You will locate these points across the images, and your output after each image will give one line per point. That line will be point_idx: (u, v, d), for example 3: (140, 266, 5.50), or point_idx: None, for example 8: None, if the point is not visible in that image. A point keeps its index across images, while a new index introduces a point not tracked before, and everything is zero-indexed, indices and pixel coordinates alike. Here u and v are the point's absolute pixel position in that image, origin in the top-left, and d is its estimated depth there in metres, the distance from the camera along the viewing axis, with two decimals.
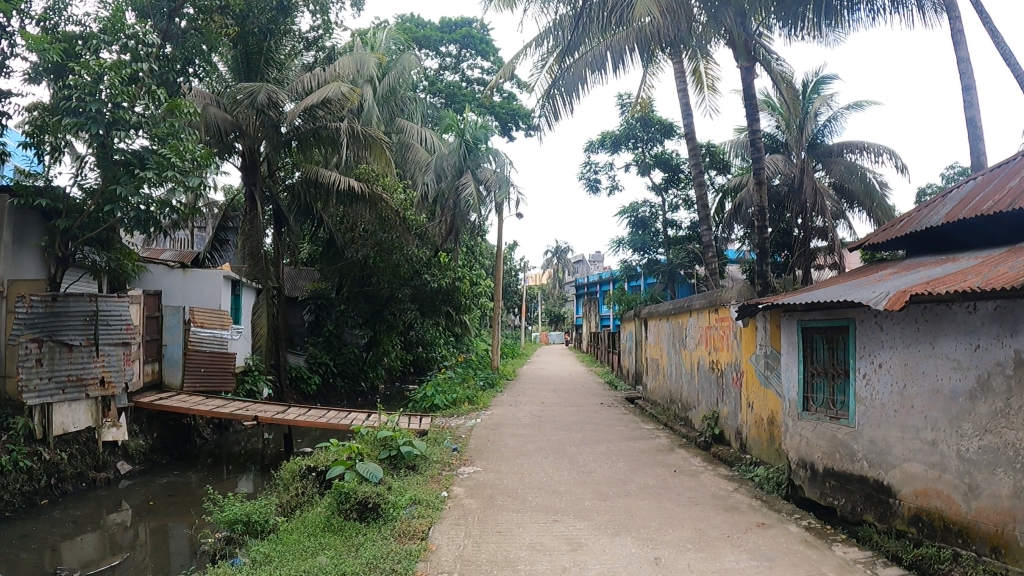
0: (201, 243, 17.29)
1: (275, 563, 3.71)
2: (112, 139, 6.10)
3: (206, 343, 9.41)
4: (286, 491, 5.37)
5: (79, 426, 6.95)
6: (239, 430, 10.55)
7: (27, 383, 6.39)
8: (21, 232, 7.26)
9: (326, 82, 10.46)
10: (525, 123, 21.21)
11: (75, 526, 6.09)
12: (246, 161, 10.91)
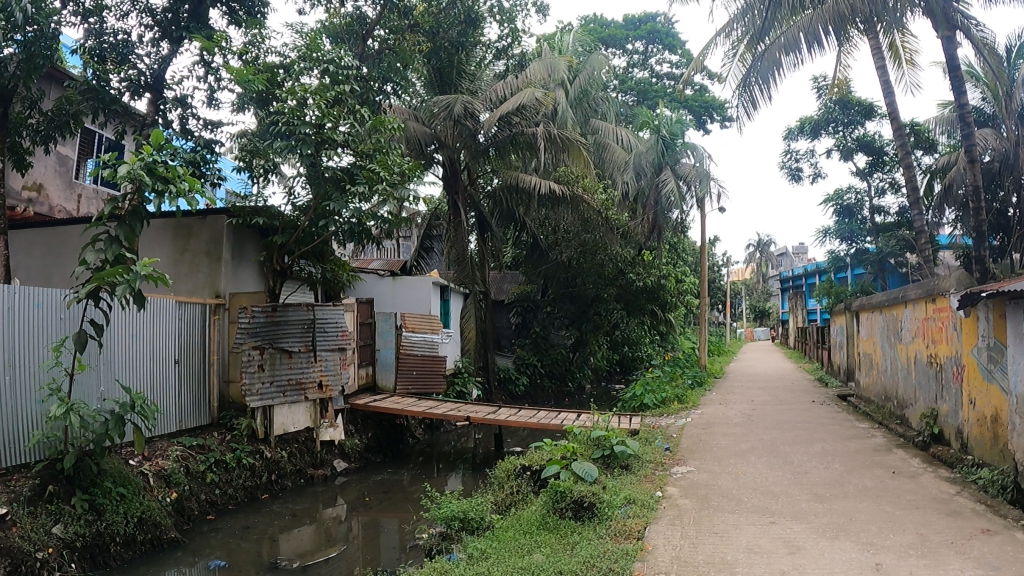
0: (409, 252, 18.11)
1: (493, 559, 3.82)
2: (322, 158, 6.50)
3: (418, 346, 9.84)
4: (500, 489, 5.52)
5: (298, 427, 7.46)
6: (450, 430, 10.96)
7: (250, 386, 6.95)
8: (241, 250, 7.90)
9: (519, 88, 10.67)
10: (720, 114, 20.73)
11: (294, 519, 6.52)
12: (448, 171, 11.37)
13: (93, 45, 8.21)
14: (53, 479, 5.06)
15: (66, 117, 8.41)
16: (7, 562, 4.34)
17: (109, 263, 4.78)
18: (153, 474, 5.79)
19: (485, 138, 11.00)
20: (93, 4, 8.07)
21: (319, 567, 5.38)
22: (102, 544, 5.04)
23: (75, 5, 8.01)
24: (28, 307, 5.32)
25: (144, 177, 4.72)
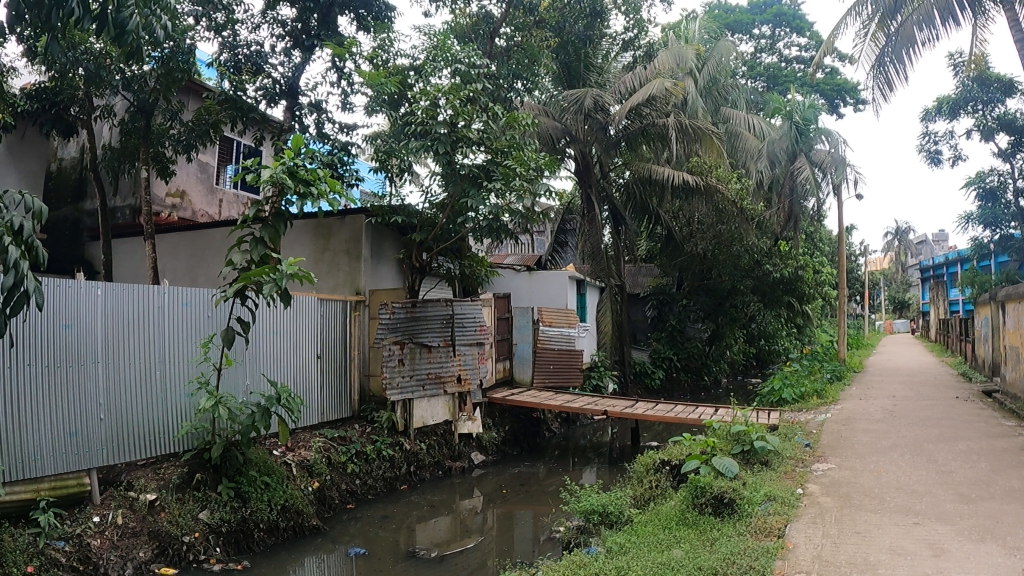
0: (543, 246, 18.29)
1: (632, 553, 3.81)
2: (458, 155, 6.63)
3: (556, 341, 9.91)
4: (640, 484, 5.51)
5: (438, 420, 7.62)
6: (586, 423, 11.01)
7: (390, 380, 7.17)
8: (379, 248, 8.11)
9: (647, 79, 10.58)
10: (853, 97, 19.93)
11: (431, 509, 6.66)
12: (580, 166, 11.41)
13: (229, 58, 8.69)
14: (201, 467, 5.42)
15: (206, 126, 8.92)
16: (154, 545, 4.76)
17: (254, 263, 5.00)
18: (295, 463, 6.04)
19: (616, 130, 10.98)
20: (225, 18, 8.44)
21: (455, 557, 5.49)
22: (247, 529, 5.29)
23: (210, 21, 8.41)
24: (178, 305, 5.65)
25: (287, 181, 4.93)
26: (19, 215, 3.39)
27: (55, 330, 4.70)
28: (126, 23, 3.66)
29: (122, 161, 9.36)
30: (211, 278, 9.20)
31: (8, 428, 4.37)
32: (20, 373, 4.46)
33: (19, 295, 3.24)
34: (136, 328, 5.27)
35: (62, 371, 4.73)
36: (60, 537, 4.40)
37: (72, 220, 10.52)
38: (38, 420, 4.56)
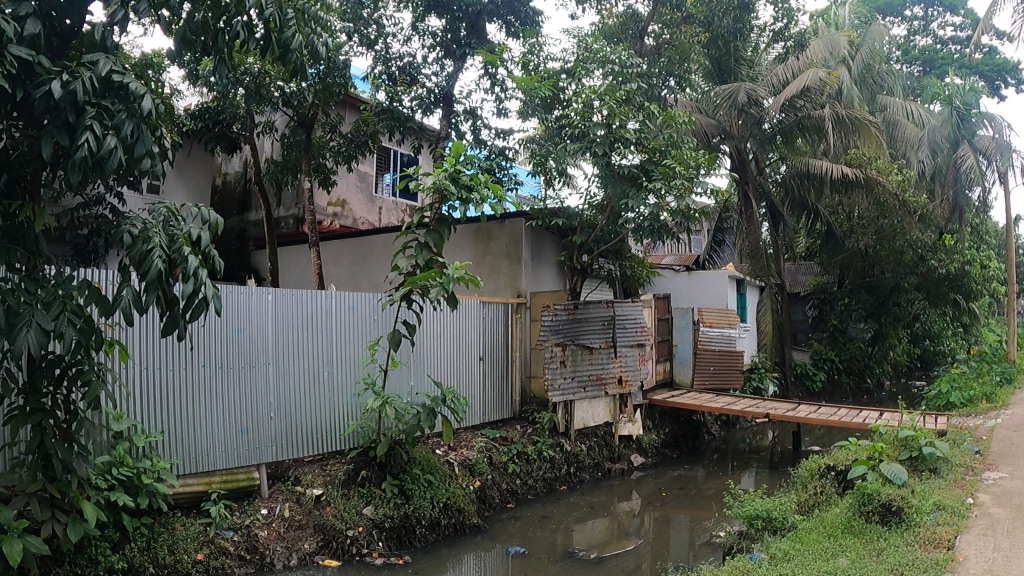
0: (700, 245, 18.08)
1: (795, 561, 3.70)
2: (615, 156, 7.31)
3: (715, 342, 9.81)
4: (804, 489, 5.38)
5: (598, 421, 7.88)
6: (747, 427, 10.86)
7: (553, 382, 7.41)
8: (537, 250, 8.97)
9: (800, 70, 10.35)
10: (1018, 77, 18.65)
11: (591, 510, 6.90)
12: (735, 162, 11.18)
13: (384, 68, 9.11)
14: (366, 464, 5.58)
15: (365, 137, 9.41)
16: (318, 538, 5.02)
17: (419, 267, 5.27)
18: (457, 463, 6.26)
19: (770, 124, 10.73)
20: (377, 33, 8.76)
21: (612, 561, 5.66)
22: (408, 526, 5.44)
23: (361, 35, 8.75)
24: (346, 310, 5.95)
25: (448, 186, 5.14)
26: (196, 226, 3.65)
27: (229, 334, 5.04)
28: (289, 43, 3.87)
29: (286, 173, 10.08)
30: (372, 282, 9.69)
31: (182, 426, 4.73)
32: (195, 374, 4.81)
33: (196, 300, 3.48)
34: (306, 331, 5.60)
35: (235, 372, 5.08)
36: (229, 528, 4.70)
37: (240, 232, 11.21)
38: (211, 418, 4.90)
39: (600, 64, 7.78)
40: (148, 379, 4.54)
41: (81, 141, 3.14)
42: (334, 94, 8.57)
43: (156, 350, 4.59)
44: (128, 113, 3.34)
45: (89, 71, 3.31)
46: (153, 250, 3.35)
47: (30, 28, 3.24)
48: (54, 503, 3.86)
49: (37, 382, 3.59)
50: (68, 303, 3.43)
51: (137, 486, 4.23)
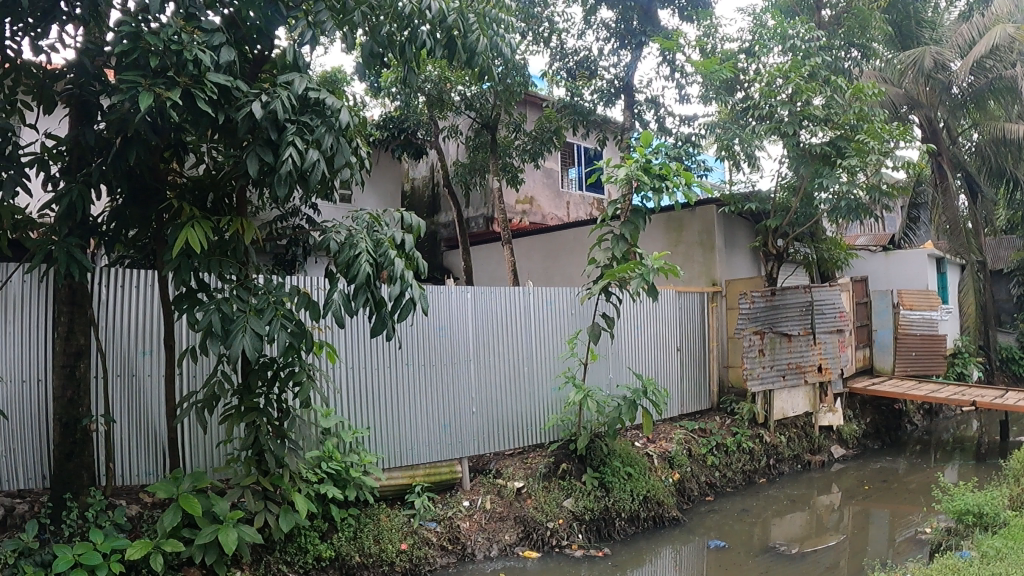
0: (892, 223, 17.18)
1: (1007, 560, 3.43)
2: (802, 134, 7.17)
3: (917, 325, 9.35)
4: (1017, 483, 4.94)
5: (799, 411, 7.77)
6: (949, 415, 10.24)
7: (752, 371, 7.43)
8: (731, 237, 9.23)
9: (989, 28, 9.63)
10: None
11: (790, 503, 6.71)
12: (926, 132, 10.46)
13: (562, 65, 9.30)
14: (567, 457, 5.87)
15: (547, 133, 9.59)
16: (519, 529, 5.28)
17: (616, 258, 5.86)
18: (657, 455, 6.43)
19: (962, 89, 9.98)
20: (549, 30, 8.84)
21: (811, 555, 5.46)
22: (607, 519, 5.60)
23: (534, 34, 8.87)
24: (542, 306, 6.31)
25: (640, 176, 5.76)
26: (398, 230, 3.91)
27: (433, 332, 5.49)
28: (474, 47, 4.04)
29: (473, 174, 10.42)
30: (564, 276, 10.63)
31: (389, 420, 5.22)
32: (401, 372, 5.30)
33: (403, 300, 3.76)
34: (505, 329, 5.97)
35: (437, 368, 5.52)
36: (432, 519, 5.02)
37: (431, 234, 11.71)
38: (416, 412, 5.37)
39: (781, 41, 7.53)
40: (358, 376, 5.05)
41: (286, 156, 3.41)
42: (514, 94, 8.87)
43: (365, 348, 5.12)
44: (327, 126, 3.59)
45: (287, 90, 3.60)
46: (360, 255, 3.67)
47: (224, 56, 3.51)
48: (266, 495, 4.17)
49: (252, 383, 3.94)
50: (280, 307, 3.73)
51: (345, 480, 4.59)
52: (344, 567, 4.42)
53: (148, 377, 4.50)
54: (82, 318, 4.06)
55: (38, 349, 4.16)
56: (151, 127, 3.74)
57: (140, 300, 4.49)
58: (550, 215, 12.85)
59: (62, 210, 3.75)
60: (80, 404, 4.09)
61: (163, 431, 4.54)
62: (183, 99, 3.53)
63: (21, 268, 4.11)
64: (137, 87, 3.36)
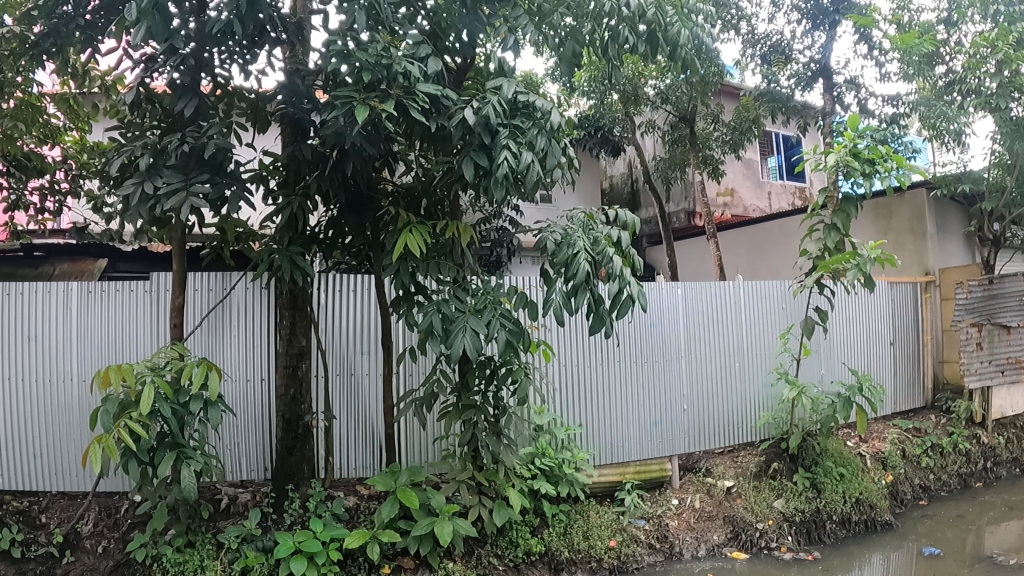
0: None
1: None
2: (1009, 106, 6.58)
3: None
4: None
5: (1018, 410, 7.24)
6: None
7: (968, 366, 6.91)
8: (943, 222, 8.58)
9: None
10: None
11: (1008, 509, 6.17)
12: None
13: (755, 52, 8.99)
14: (778, 456, 5.91)
15: (748, 122, 9.66)
16: (728, 529, 5.30)
17: (829, 248, 5.80)
18: (870, 455, 6.17)
19: None
20: (736, 17, 8.64)
21: None
22: (819, 520, 5.50)
23: (723, 21, 8.67)
24: (751, 301, 6.33)
25: (851, 164, 5.48)
26: (613, 228, 4.25)
27: (642, 328, 5.68)
28: (676, 40, 4.00)
29: (673, 169, 10.42)
30: (771, 269, 10.54)
31: (601, 415, 5.54)
32: (613, 367, 5.60)
33: (622, 298, 4.02)
34: (718, 324, 6.09)
35: (646, 365, 5.74)
36: (641, 517, 5.19)
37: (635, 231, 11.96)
38: (627, 407, 5.63)
39: (983, 8, 7.01)
40: (571, 372, 5.42)
41: (501, 159, 3.61)
42: (707, 83, 8.66)
43: (579, 346, 5.48)
44: (538, 128, 3.77)
45: (496, 95, 3.84)
46: (577, 254, 4.01)
47: (432, 66, 3.80)
48: (480, 489, 4.50)
49: (469, 381, 4.32)
50: (497, 308, 3.99)
51: (558, 476, 4.90)
52: (555, 561, 4.67)
53: (365, 375, 4.91)
54: (303, 320, 4.50)
55: (263, 351, 4.73)
56: (367, 138, 3.95)
57: (358, 303, 4.91)
58: (751, 207, 12.52)
59: (284, 221, 4.19)
60: (302, 401, 4.54)
61: (379, 427, 4.93)
62: (395, 110, 3.77)
63: (245, 278, 4.67)
64: (351, 101, 3.62)
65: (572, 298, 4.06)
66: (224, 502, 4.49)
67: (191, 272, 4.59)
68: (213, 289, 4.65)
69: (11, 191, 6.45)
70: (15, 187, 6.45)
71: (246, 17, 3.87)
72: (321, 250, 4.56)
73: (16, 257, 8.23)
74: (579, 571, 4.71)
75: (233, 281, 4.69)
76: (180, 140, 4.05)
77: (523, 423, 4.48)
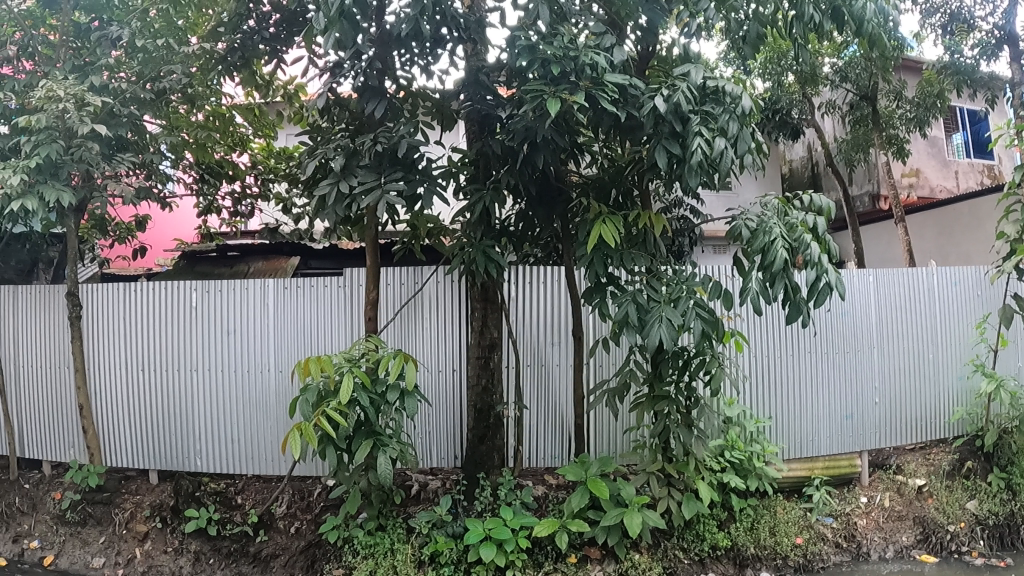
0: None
1: None
2: None
3: None
4: None
5: None
6: None
7: None
8: None
9: None
10: None
11: None
12: None
13: (934, 22, 8.31)
14: (972, 455, 5.61)
15: (932, 97, 8.90)
16: (917, 531, 5.09)
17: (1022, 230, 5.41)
18: None
19: None
20: None
21: None
22: (1013, 526, 5.18)
23: None
24: (947, 287, 5.97)
25: None
26: (809, 214, 4.16)
27: (834, 318, 5.61)
28: (861, 15, 3.90)
29: (856, 151, 9.97)
30: (959, 252, 9.92)
31: (791, 409, 5.50)
32: (804, 357, 5.53)
33: (819, 286, 4.03)
34: (908, 312, 5.82)
35: (838, 356, 5.62)
36: (829, 513, 5.07)
37: None
38: (817, 400, 5.58)
39: None
40: (762, 363, 5.43)
41: (694, 146, 3.68)
42: (887, 59, 8.19)
43: (771, 335, 5.45)
44: (729, 112, 3.80)
45: (685, 82, 3.85)
46: (774, 240, 4.02)
47: (617, 56, 3.92)
48: (669, 481, 4.56)
49: (661, 372, 4.33)
50: (691, 298, 4.04)
51: (746, 469, 4.86)
52: (740, 557, 4.70)
53: (556, 366, 5.19)
54: (493, 314, 4.83)
55: (455, 343, 5.11)
56: (557, 129, 4.16)
57: (547, 294, 5.19)
58: (937, 188, 11.66)
59: (475, 215, 4.38)
60: (493, 392, 4.88)
61: (568, 416, 5.23)
62: (586, 100, 3.93)
63: (435, 273, 5.09)
64: (542, 94, 3.80)
65: (769, 287, 4.07)
66: (415, 489, 4.89)
67: (385, 268, 5.05)
68: (406, 284, 5.09)
69: (204, 195, 7.32)
70: (208, 191, 7.29)
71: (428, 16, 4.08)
72: (510, 243, 4.96)
73: (215, 257, 9.08)
74: (764, 567, 4.73)
75: (426, 276, 5.12)
76: (373, 141, 4.32)
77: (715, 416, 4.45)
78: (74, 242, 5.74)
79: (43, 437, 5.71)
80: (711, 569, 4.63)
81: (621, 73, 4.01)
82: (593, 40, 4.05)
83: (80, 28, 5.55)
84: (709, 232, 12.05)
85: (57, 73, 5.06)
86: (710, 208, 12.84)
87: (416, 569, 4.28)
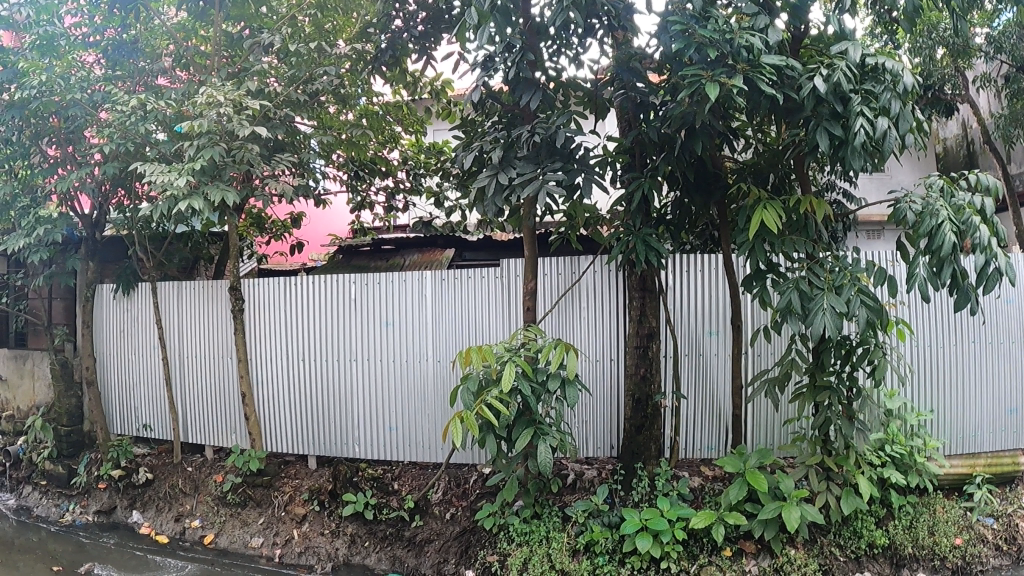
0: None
1: None
2: None
3: None
4: None
5: None
6: None
7: None
8: None
9: None
10: None
11: None
12: None
13: None
14: None
15: None
16: None
17: None
18: None
19: None
20: None
21: None
22: None
23: None
24: None
25: None
26: (976, 196, 4.01)
27: (997, 304, 5.58)
28: None
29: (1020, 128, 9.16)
30: None
31: (954, 404, 5.55)
32: (965, 349, 5.56)
33: (988, 271, 3.90)
34: None
35: (1000, 347, 5.65)
36: (990, 514, 5.14)
37: None
38: (978, 391, 5.61)
39: None
40: (924, 355, 5.48)
41: (857, 128, 3.70)
42: None
43: (933, 326, 5.49)
44: (889, 90, 3.81)
45: (845, 61, 3.91)
46: (943, 224, 3.85)
47: (772, 36, 3.89)
48: (828, 475, 4.65)
49: (822, 362, 4.43)
50: (857, 285, 4.06)
51: (908, 465, 4.90)
52: (897, 556, 4.73)
53: (715, 356, 5.35)
54: (651, 302, 5.07)
55: (612, 333, 5.40)
56: (713, 113, 4.23)
57: (706, 282, 5.34)
58: None
59: (636, 202, 4.56)
60: (651, 382, 5.12)
61: (726, 407, 5.37)
62: (744, 84, 3.96)
63: (592, 264, 5.38)
64: (700, 79, 3.86)
65: (936, 273, 3.92)
66: (571, 479, 5.22)
67: (542, 259, 5.41)
68: (563, 274, 5.44)
69: (357, 190, 7.64)
70: (360, 186, 7.59)
71: (579, 5, 4.20)
72: (669, 232, 4.98)
73: (370, 250, 9.32)
74: (921, 568, 4.74)
75: (583, 267, 5.42)
76: (530, 133, 4.53)
77: (876, 407, 4.50)
78: (235, 239, 6.11)
79: (208, 421, 6.51)
80: (868, 568, 4.65)
81: (777, 55, 4.00)
82: (747, 21, 4.02)
83: (233, 38, 6.18)
84: (865, 217, 11.31)
85: (216, 81, 5.54)
86: (865, 192, 12.34)
87: (571, 557, 4.61)
